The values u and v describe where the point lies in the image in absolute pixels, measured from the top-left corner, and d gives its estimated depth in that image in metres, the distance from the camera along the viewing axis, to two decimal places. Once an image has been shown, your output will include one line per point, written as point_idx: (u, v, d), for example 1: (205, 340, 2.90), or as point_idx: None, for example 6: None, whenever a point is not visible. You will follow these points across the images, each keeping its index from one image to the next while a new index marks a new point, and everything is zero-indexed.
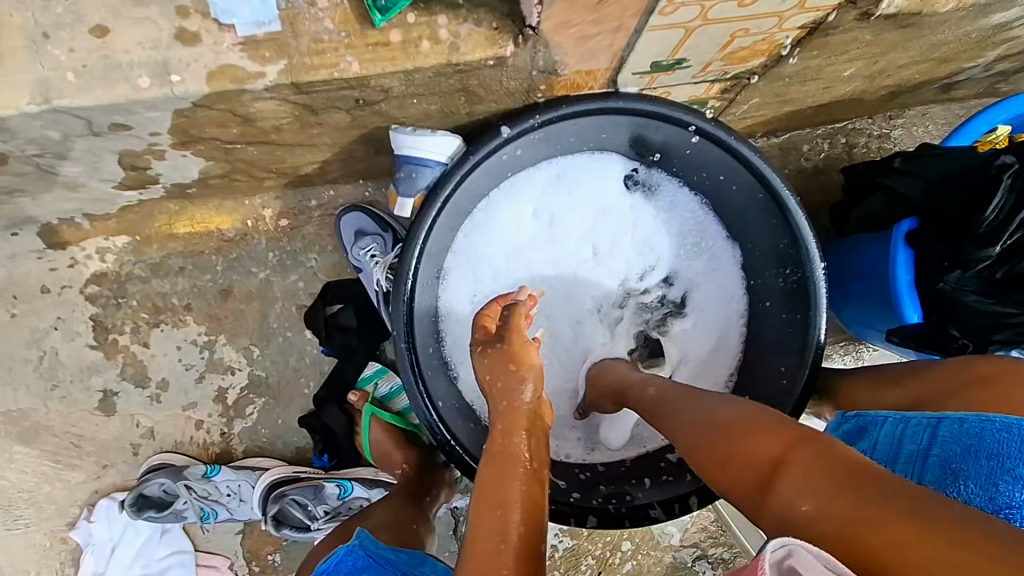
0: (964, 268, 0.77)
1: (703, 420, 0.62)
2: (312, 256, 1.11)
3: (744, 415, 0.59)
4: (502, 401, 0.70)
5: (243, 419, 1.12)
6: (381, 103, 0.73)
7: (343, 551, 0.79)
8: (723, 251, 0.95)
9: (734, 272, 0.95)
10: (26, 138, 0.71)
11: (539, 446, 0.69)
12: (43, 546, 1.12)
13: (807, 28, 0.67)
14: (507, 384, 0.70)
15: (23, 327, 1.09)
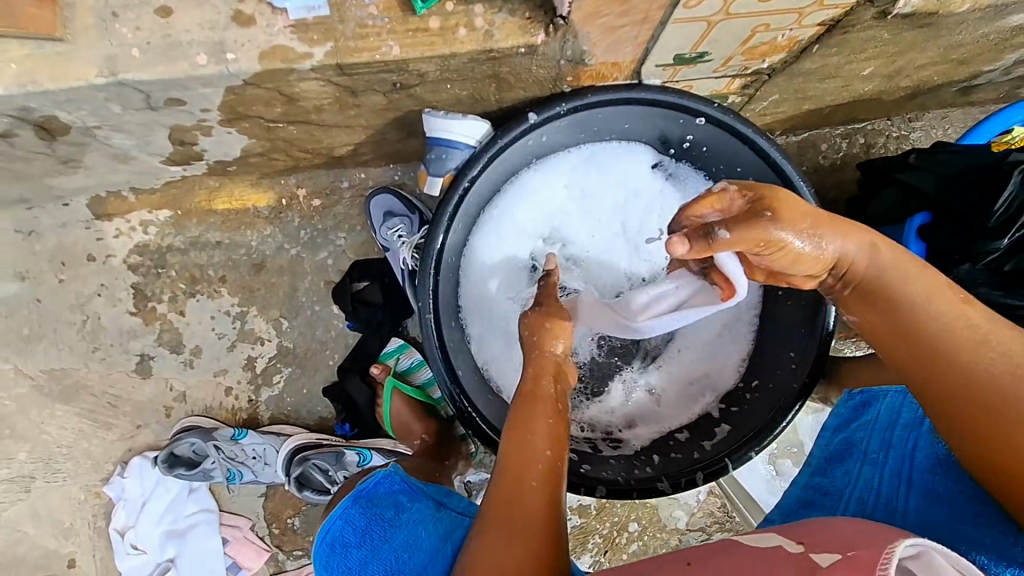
0: (975, 261, 0.79)
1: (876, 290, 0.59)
2: (341, 234, 1.16)
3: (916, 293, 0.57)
4: (535, 350, 0.75)
5: (270, 387, 1.18)
6: (417, 87, 0.78)
7: (382, 474, 0.87)
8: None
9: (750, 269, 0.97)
10: (89, 110, 0.76)
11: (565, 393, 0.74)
12: (77, 499, 1.19)
13: (826, 25, 0.70)
14: (543, 336, 0.75)
15: (69, 291, 1.15)
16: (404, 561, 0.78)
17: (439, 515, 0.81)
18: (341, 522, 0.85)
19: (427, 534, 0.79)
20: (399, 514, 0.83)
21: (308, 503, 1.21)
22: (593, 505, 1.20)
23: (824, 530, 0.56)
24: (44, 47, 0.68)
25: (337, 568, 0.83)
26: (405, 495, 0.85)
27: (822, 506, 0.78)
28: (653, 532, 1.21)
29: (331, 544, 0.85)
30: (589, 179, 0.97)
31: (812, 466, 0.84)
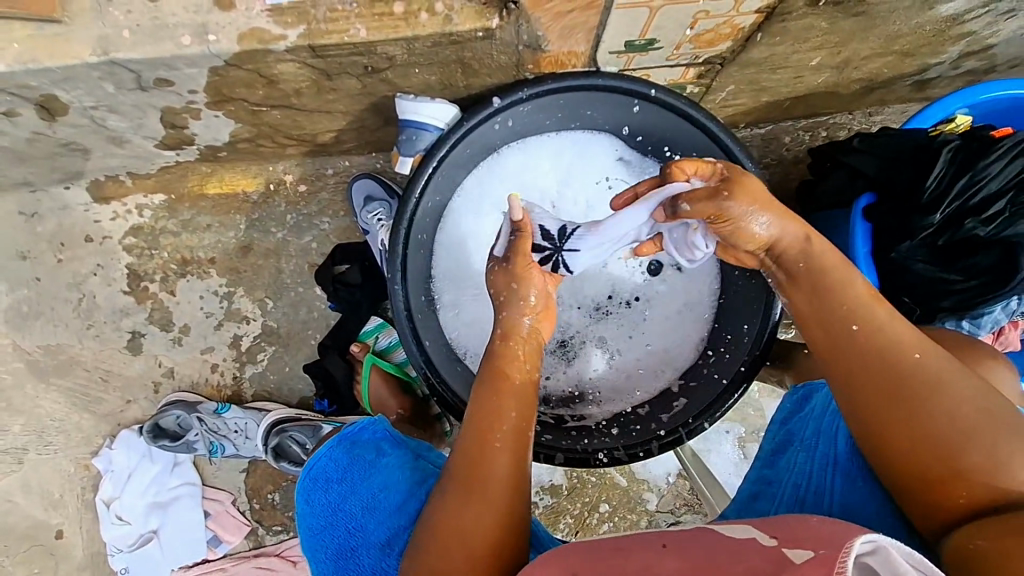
0: (912, 238, 0.89)
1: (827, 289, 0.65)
2: (326, 219, 1.22)
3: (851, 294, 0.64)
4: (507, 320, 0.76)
5: (254, 365, 1.23)
6: (388, 71, 0.85)
7: (368, 421, 0.90)
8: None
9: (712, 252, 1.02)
10: (85, 89, 0.83)
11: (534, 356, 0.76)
12: (67, 471, 1.23)
13: (763, 12, 0.76)
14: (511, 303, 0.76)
15: (66, 270, 1.21)
16: (380, 499, 0.83)
17: (416, 464, 0.86)
18: (325, 459, 0.88)
19: (403, 479, 0.83)
20: (378, 459, 0.87)
21: (288, 480, 1.26)
22: (564, 485, 1.26)
23: (796, 525, 0.58)
24: (44, 29, 0.75)
25: (316, 502, 0.87)
26: (385, 442, 0.88)
27: (766, 496, 0.83)
28: (623, 513, 1.26)
29: (313, 480, 0.88)
30: (553, 166, 1.03)
31: (761, 458, 0.88)
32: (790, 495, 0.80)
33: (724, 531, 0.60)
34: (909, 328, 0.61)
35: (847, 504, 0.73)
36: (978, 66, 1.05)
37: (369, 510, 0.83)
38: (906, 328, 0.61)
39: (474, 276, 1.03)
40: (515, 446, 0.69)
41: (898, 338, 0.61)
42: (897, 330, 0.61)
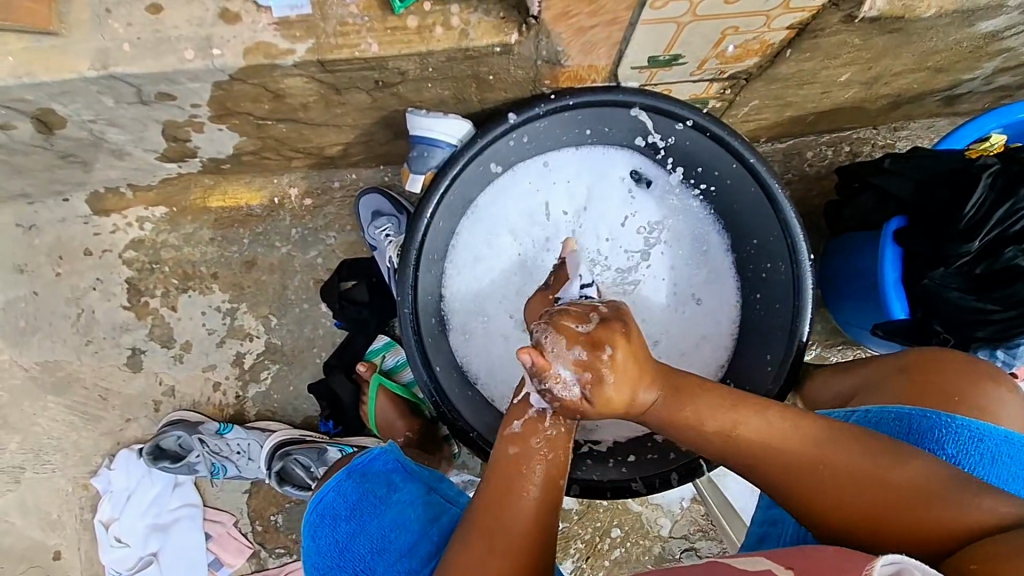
0: (946, 265, 0.85)
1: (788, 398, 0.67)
2: (332, 234, 1.18)
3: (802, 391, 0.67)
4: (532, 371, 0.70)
5: (257, 383, 1.19)
6: (399, 85, 0.82)
7: (380, 450, 0.86)
8: (721, 262, 0.98)
9: (733, 286, 0.97)
10: (83, 103, 0.79)
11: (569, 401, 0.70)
12: (65, 492, 1.19)
13: (796, 28, 0.73)
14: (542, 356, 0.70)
15: (65, 285, 1.18)
16: (391, 540, 0.80)
17: (429, 499, 0.83)
18: (333, 493, 0.83)
19: (416, 517, 0.81)
20: (390, 493, 0.84)
21: (291, 501, 1.22)
22: (575, 509, 1.22)
23: (810, 554, 0.55)
24: (39, 41, 0.71)
25: (322, 541, 0.82)
26: (397, 474, 0.85)
27: (772, 536, 0.80)
28: (636, 539, 1.22)
29: (319, 516, 0.83)
30: (566, 184, 0.98)
31: (762, 494, 0.85)
32: (794, 535, 0.77)
33: (738, 565, 0.57)
34: (798, 441, 0.64)
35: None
36: (1011, 81, 1.02)
37: (380, 552, 0.80)
38: (796, 444, 0.64)
39: (484, 299, 0.99)
40: (543, 499, 0.65)
41: (798, 460, 0.63)
42: (788, 444, 0.64)
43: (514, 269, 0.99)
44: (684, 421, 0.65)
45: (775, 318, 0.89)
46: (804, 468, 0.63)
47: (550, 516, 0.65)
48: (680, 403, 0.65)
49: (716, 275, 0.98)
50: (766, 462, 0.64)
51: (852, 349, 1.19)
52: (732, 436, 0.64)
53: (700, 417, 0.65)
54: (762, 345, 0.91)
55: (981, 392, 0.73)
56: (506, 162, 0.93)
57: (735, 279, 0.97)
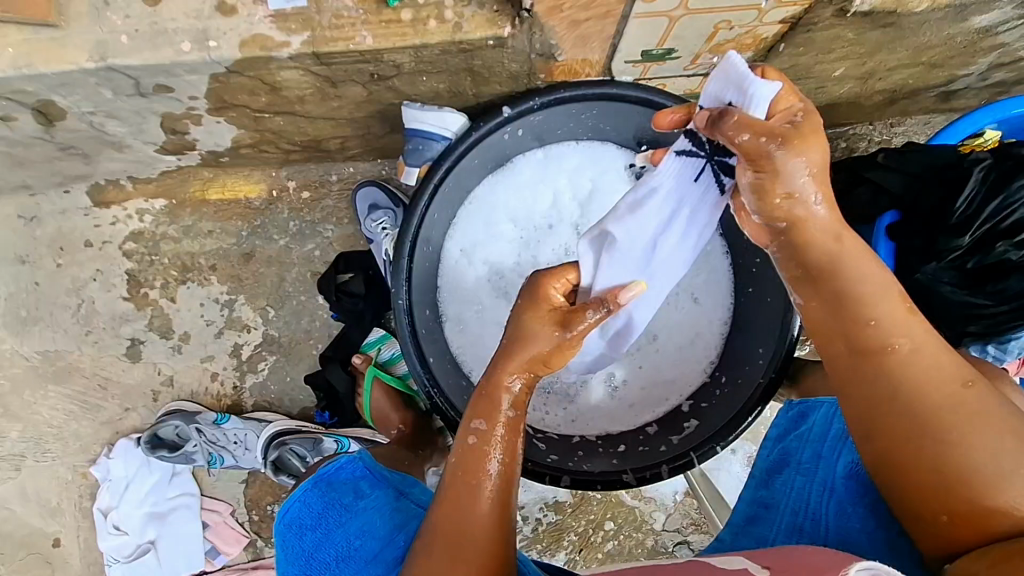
0: (938, 259, 0.86)
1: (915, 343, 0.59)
2: (329, 226, 1.19)
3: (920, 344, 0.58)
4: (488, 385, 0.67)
5: (255, 374, 1.21)
6: (395, 79, 0.82)
7: (347, 458, 0.88)
8: (719, 263, 0.99)
9: (728, 287, 0.99)
10: (83, 95, 0.80)
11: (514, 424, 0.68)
12: (65, 480, 1.21)
13: (788, 23, 0.73)
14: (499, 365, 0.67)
15: (66, 276, 1.19)
16: (357, 546, 0.80)
17: (398, 504, 0.83)
18: (299, 503, 0.86)
19: (383, 522, 0.81)
20: (357, 500, 0.84)
21: (287, 491, 1.23)
22: (568, 502, 1.23)
23: (784, 559, 0.55)
24: (39, 33, 0.72)
25: (291, 550, 0.83)
26: (365, 481, 0.87)
27: (764, 520, 0.80)
28: (629, 531, 1.23)
29: (287, 525, 0.85)
30: (561, 178, 0.99)
31: (756, 477, 0.85)
32: (790, 522, 0.78)
33: (719, 564, 0.59)
34: (950, 359, 0.57)
35: (844, 537, 0.73)
36: (1006, 78, 1.02)
37: (345, 558, 0.80)
38: (949, 360, 0.57)
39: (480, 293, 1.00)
40: (498, 507, 0.64)
41: (944, 376, 0.57)
42: (941, 356, 0.57)
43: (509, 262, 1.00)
44: (851, 271, 0.57)
45: (768, 313, 0.89)
46: (946, 389, 0.56)
47: (506, 523, 0.65)
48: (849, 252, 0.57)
49: (713, 276, 1.00)
50: (908, 357, 0.57)
51: None
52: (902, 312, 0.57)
53: (871, 275, 0.57)
54: (753, 338, 0.92)
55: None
56: (502, 155, 0.94)
57: (730, 281, 0.99)
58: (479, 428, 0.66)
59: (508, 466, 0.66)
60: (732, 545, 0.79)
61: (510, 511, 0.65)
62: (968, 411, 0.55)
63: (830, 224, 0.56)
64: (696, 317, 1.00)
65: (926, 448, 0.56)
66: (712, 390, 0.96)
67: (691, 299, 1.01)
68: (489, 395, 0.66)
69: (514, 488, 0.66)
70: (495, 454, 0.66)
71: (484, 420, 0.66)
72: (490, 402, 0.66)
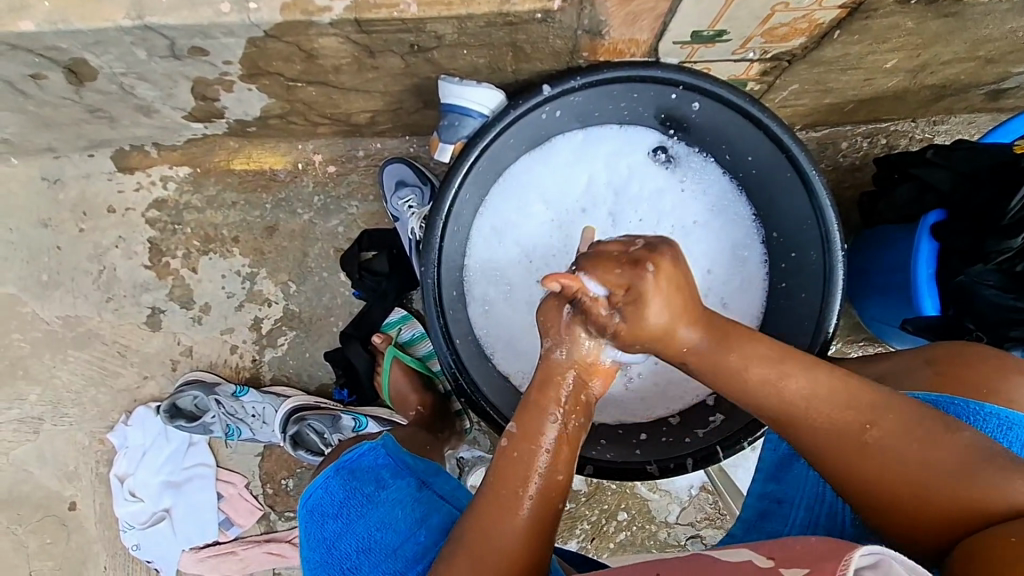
0: (985, 261, 0.84)
1: (814, 396, 0.61)
2: (354, 202, 1.18)
3: (813, 402, 0.61)
4: (532, 407, 0.66)
5: (274, 348, 1.20)
6: (434, 51, 0.80)
7: (368, 446, 0.87)
8: (757, 269, 0.97)
9: (762, 297, 0.96)
10: (117, 54, 0.79)
11: (562, 451, 0.65)
12: (82, 445, 1.21)
13: (848, 8, 0.71)
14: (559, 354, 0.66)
15: (88, 241, 1.18)
16: (377, 539, 0.79)
17: (420, 496, 0.82)
18: (320, 491, 0.85)
19: (404, 515, 0.80)
20: (378, 491, 0.84)
21: (303, 467, 1.23)
22: (584, 490, 1.22)
23: (791, 547, 0.54)
24: None
25: (313, 538, 0.83)
26: (387, 470, 0.86)
27: (777, 515, 0.80)
28: (642, 523, 1.23)
29: (308, 512, 0.85)
30: (595, 163, 0.97)
31: (765, 470, 0.84)
32: (804, 517, 0.77)
33: (722, 557, 0.55)
34: (845, 407, 0.60)
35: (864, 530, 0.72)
36: None
37: (365, 551, 0.79)
38: (840, 411, 0.61)
39: (507, 274, 0.98)
40: (536, 520, 0.63)
41: (843, 430, 0.60)
42: (835, 407, 0.61)
43: (538, 246, 0.98)
44: (728, 369, 0.62)
45: (803, 308, 0.88)
46: (849, 436, 0.60)
47: (539, 543, 0.63)
48: (725, 347, 0.62)
49: (747, 283, 0.97)
50: (810, 423, 0.61)
51: (873, 346, 1.18)
52: (777, 386, 0.61)
53: (747, 364, 0.62)
54: (784, 333, 0.91)
55: (1007, 382, 0.71)
56: (539, 135, 0.92)
57: (763, 286, 0.96)
58: (515, 434, 0.65)
59: (549, 486, 0.64)
60: (744, 539, 0.80)
61: (548, 524, 0.64)
62: (876, 448, 0.60)
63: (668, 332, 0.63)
64: None
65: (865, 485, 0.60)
66: None
67: (718, 303, 0.98)
68: (539, 411, 0.65)
69: (556, 507, 0.64)
70: (539, 466, 0.63)
71: (518, 426, 0.65)
72: (536, 422, 0.65)
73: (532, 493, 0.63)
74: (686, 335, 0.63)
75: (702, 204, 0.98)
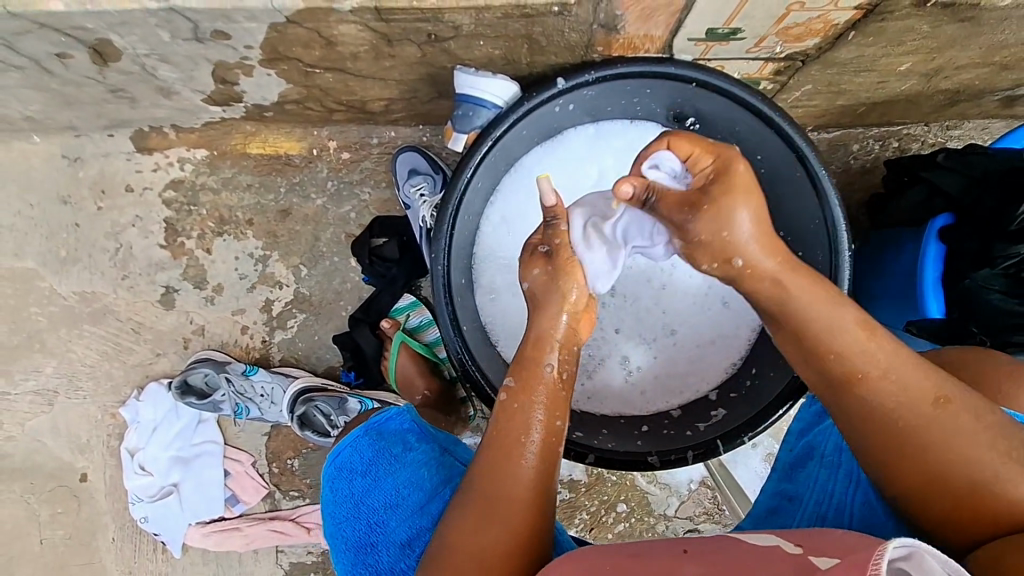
0: (992, 265, 0.85)
1: (893, 362, 0.60)
2: (366, 189, 1.19)
3: (882, 363, 0.60)
4: (524, 368, 0.69)
5: (284, 330, 1.22)
6: (451, 41, 0.82)
7: (395, 410, 0.86)
8: None
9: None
10: (141, 35, 0.80)
11: (559, 402, 0.69)
12: (95, 418, 1.24)
13: (864, 8, 0.71)
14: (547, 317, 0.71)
15: (106, 219, 1.21)
16: (404, 496, 0.82)
17: (443, 459, 0.84)
18: (348, 449, 0.86)
19: (430, 475, 0.82)
20: (405, 452, 0.84)
21: (309, 447, 1.25)
22: (583, 481, 1.24)
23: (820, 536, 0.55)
24: None
25: (340, 493, 0.85)
26: (412, 434, 0.86)
27: (787, 512, 0.81)
28: (640, 515, 1.24)
29: (336, 469, 0.86)
30: (605, 158, 0.98)
31: (779, 469, 0.85)
32: (812, 513, 0.78)
33: (751, 540, 0.56)
34: (922, 376, 0.60)
35: (869, 524, 0.72)
36: None
37: (391, 507, 0.82)
38: (919, 377, 0.60)
39: (515, 263, 0.99)
40: (539, 469, 0.66)
41: (915, 392, 0.59)
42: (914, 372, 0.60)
43: None
44: (821, 313, 0.62)
45: None
46: (918, 409, 0.59)
47: (545, 488, 0.66)
48: (813, 304, 0.62)
49: None
50: (879, 382, 0.60)
51: None
52: (862, 347, 0.61)
53: (841, 311, 0.62)
54: None
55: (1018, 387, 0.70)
56: (551, 127, 0.93)
57: None
58: (511, 388, 0.69)
59: (551, 431, 0.67)
60: None
61: (551, 470, 0.67)
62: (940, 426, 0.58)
63: (774, 267, 0.63)
64: (726, 321, 0.99)
65: (925, 465, 0.59)
66: (742, 382, 0.95)
67: (722, 302, 0.99)
68: (530, 369, 0.69)
69: (557, 452, 0.68)
70: (536, 415, 0.67)
71: (514, 380, 0.69)
72: (530, 377, 0.69)
73: (534, 442, 0.66)
74: (743, 261, 0.63)
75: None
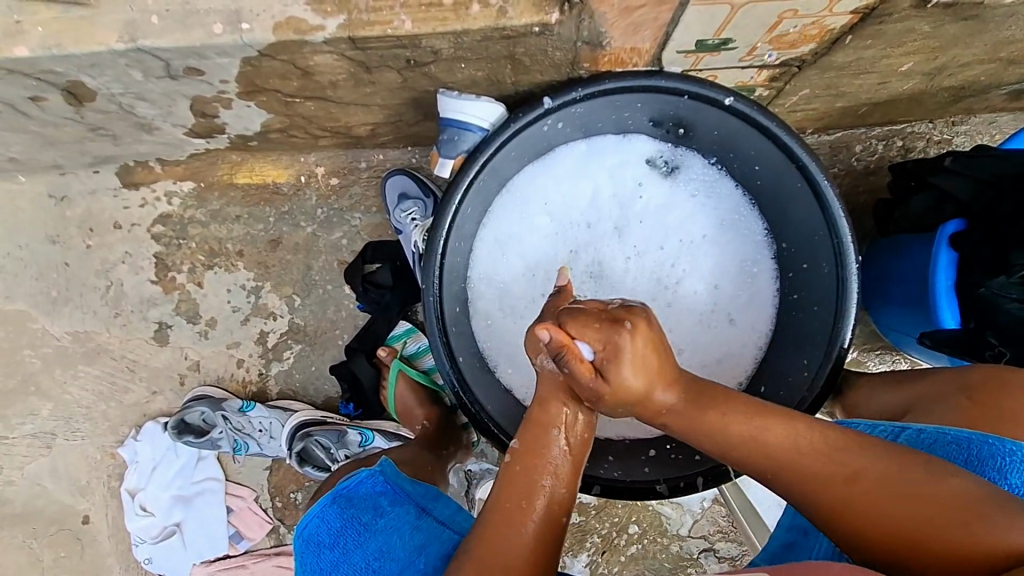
0: (1008, 273, 0.80)
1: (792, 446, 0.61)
2: (357, 215, 1.17)
3: (795, 447, 0.61)
4: (531, 429, 0.68)
5: (280, 362, 1.20)
6: (431, 65, 0.79)
7: (365, 475, 0.87)
8: (767, 283, 0.94)
9: (770, 314, 0.93)
10: (113, 76, 0.78)
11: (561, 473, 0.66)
12: (93, 459, 1.22)
13: (860, 13, 0.68)
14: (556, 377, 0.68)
15: (96, 257, 1.19)
16: (375, 569, 0.77)
17: (418, 523, 0.82)
18: (317, 520, 0.84)
19: (403, 543, 0.79)
20: (376, 518, 0.82)
21: (311, 480, 1.23)
22: (593, 504, 1.20)
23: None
24: (70, 11, 0.70)
25: (309, 568, 0.82)
26: (383, 499, 0.85)
27: (804, 546, 0.77)
28: (653, 536, 1.20)
29: (304, 542, 0.84)
30: (599, 175, 0.95)
31: (791, 498, 0.82)
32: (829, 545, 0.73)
33: None
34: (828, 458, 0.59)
35: None
36: None
37: None
38: (822, 459, 0.60)
39: (511, 287, 0.97)
40: (538, 537, 0.63)
41: (826, 474, 0.59)
42: (822, 456, 0.60)
43: (541, 259, 0.97)
44: (706, 426, 0.62)
45: (814, 322, 0.85)
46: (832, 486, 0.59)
47: (546, 560, 0.63)
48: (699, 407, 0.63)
49: (757, 298, 0.94)
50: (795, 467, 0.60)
51: (891, 355, 1.15)
52: (758, 437, 0.61)
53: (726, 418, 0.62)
54: (797, 347, 0.88)
55: None
56: (541, 146, 0.90)
57: (774, 300, 0.93)
58: (517, 449, 0.68)
59: (553, 502, 0.65)
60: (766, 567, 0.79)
61: (553, 537, 0.64)
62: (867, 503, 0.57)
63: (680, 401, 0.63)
64: (731, 340, 0.95)
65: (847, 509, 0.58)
66: None
67: (727, 319, 0.96)
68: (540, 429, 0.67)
69: (559, 522, 0.65)
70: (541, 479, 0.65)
71: (521, 441, 0.68)
72: (535, 438, 0.67)
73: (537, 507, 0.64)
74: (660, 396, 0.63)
75: (709, 217, 0.95)
